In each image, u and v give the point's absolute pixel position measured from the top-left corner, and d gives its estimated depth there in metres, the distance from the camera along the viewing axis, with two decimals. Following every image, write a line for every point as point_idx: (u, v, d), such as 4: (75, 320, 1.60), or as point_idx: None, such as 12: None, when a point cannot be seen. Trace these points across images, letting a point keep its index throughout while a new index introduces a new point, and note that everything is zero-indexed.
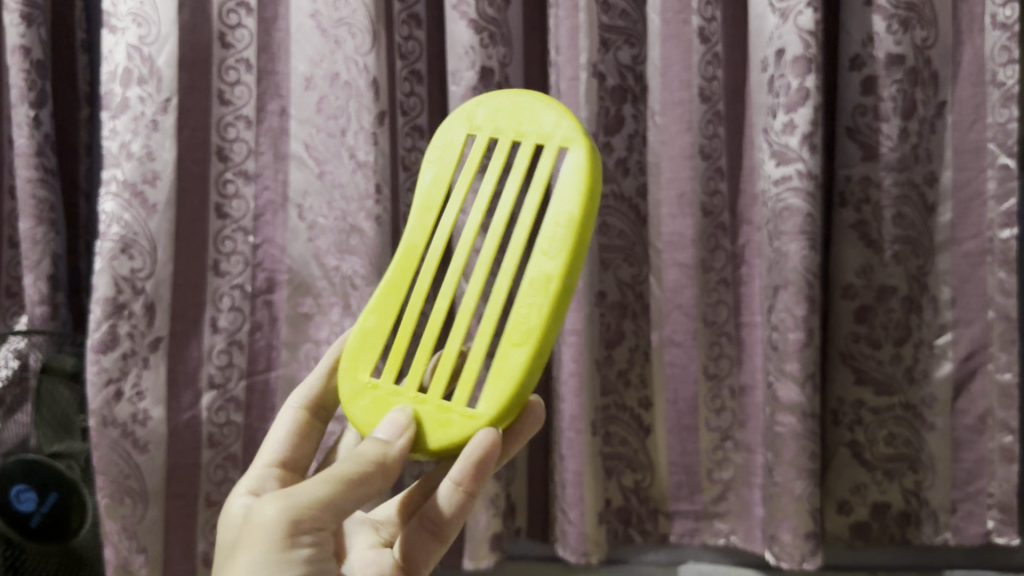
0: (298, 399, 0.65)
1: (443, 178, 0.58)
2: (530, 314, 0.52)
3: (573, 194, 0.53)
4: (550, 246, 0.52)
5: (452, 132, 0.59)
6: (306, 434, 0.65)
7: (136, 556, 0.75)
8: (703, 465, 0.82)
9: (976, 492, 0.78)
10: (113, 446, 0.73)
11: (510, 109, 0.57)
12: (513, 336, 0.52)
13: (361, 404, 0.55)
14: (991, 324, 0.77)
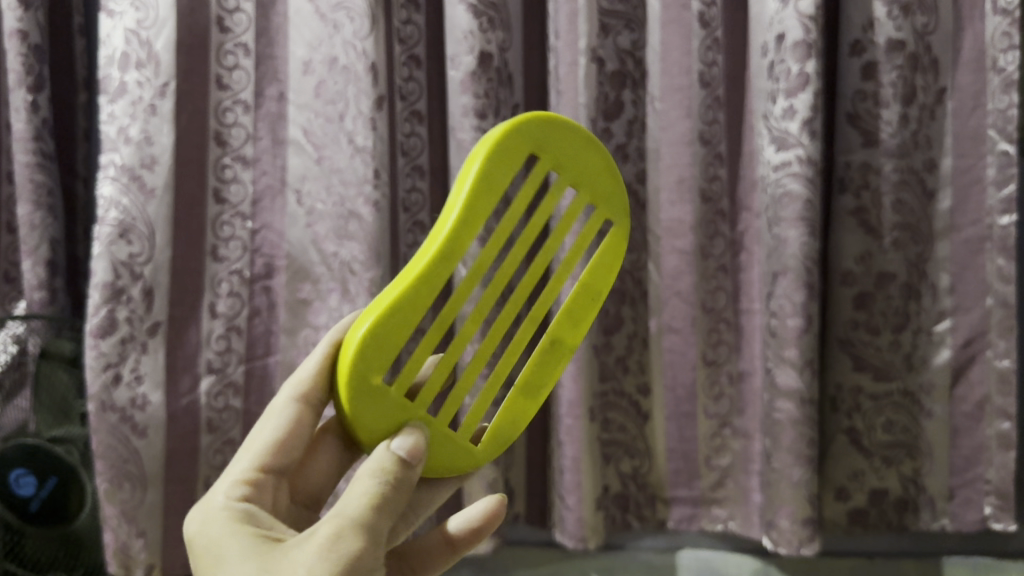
0: (296, 392, 0.55)
1: (503, 178, 0.53)
2: (552, 358, 0.60)
3: (603, 268, 0.61)
4: (579, 314, 0.60)
5: (529, 132, 0.54)
6: (300, 424, 0.56)
7: (135, 541, 0.74)
8: (701, 451, 0.82)
9: (974, 478, 0.78)
10: (112, 431, 0.73)
11: (566, 139, 0.57)
12: (531, 389, 0.60)
13: (372, 412, 0.51)
14: (990, 311, 0.77)
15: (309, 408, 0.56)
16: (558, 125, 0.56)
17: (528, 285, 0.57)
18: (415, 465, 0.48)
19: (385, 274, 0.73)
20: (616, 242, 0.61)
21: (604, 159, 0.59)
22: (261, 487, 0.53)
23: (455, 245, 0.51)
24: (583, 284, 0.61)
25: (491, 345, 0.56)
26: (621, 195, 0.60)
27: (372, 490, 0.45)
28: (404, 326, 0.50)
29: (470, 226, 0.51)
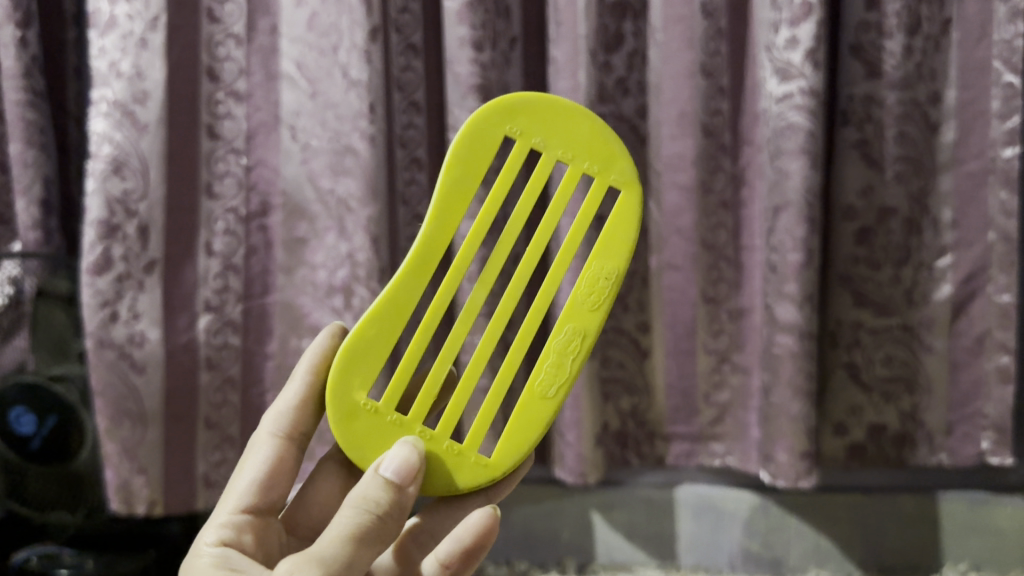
0: (275, 428, 0.60)
1: (474, 171, 0.58)
2: (568, 348, 0.59)
3: (619, 234, 0.60)
4: (593, 300, 0.59)
5: (495, 123, 0.58)
6: (281, 463, 0.60)
7: (136, 478, 0.73)
8: (700, 388, 0.82)
9: (972, 413, 0.78)
10: (110, 369, 0.72)
11: (547, 117, 0.59)
12: (552, 384, 0.59)
13: (363, 428, 0.56)
14: (991, 246, 0.76)
15: (290, 444, 0.60)
16: (537, 103, 0.59)
17: (525, 273, 0.59)
18: (406, 486, 0.50)
19: (381, 213, 0.72)
20: (628, 206, 0.60)
21: (598, 127, 0.59)
22: (243, 528, 0.55)
23: (433, 245, 0.57)
24: (595, 260, 0.60)
25: (489, 345, 0.59)
26: (625, 159, 0.60)
27: (348, 525, 0.47)
28: (391, 330, 0.57)
29: (442, 226, 0.57)
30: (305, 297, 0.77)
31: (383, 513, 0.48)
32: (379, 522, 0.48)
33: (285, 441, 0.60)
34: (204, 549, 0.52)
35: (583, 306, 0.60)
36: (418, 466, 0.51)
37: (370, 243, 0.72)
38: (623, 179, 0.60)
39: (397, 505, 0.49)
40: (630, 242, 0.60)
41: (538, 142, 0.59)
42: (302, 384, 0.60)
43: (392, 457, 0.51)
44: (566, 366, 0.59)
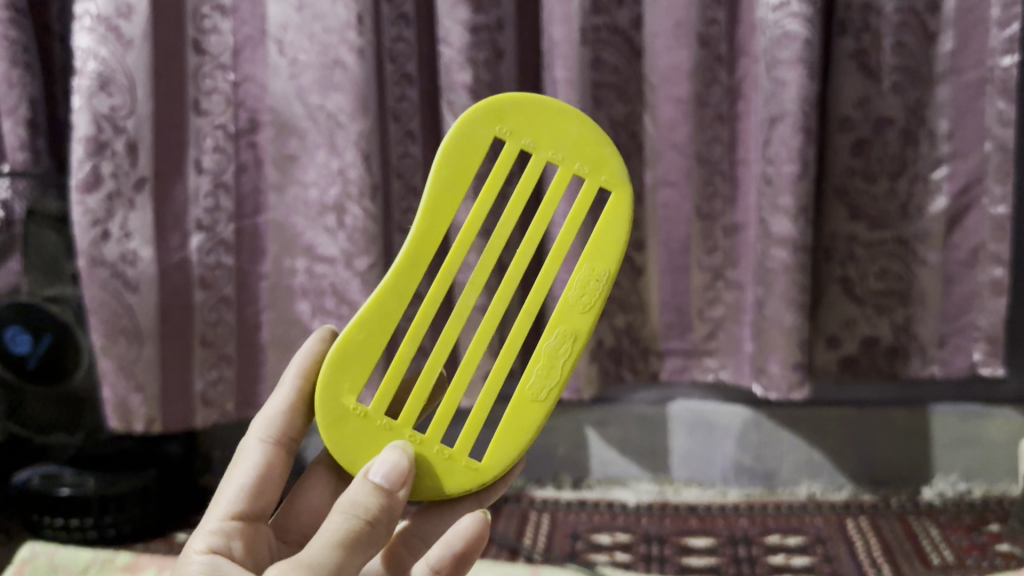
0: (264, 432, 0.52)
1: (463, 173, 0.53)
2: (559, 351, 0.54)
3: (608, 236, 0.54)
4: (584, 301, 0.54)
5: (483, 123, 0.53)
6: (274, 468, 0.52)
7: (133, 395, 0.74)
8: (694, 304, 0.82)
9: (965, 325, 0.79)
10: (104, 287, 0.72)
11: (537, 115, 0.53)
12: (543, 386, 0.53)
13: (355, 429, 0.50)
14: (988, 156, 0.75)
15: (282, 449, 0.53)
16: (526, 105, 0.53)
17: (515, 276, 0.53)
18: (396, 490, 0.46)
19: (371, 127, 0.71)
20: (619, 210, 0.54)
21: (588, 130, 0.54)
22: (232, 535, 0.48)
23: (422, 247, 0.52)
24: (585, 261, 0.54)
25: (476, 355, 0.53)
26: (614, 161, 0.54)
27: (336, 528, 0.43)
28: (377, 340, 0.51)
29: (432, 227, 0.52)
30: (297, 216, 0.77)
31: (374, 517, 0.44)
32: (369, 528, 0.44)
33: (276, 447, 0.52)
34: (189, 560, 0.45)
35: (577, 308, 0.54)
36: (408, 470, 0.47)
37: (360, 159, 0.71)
38: (613, 179, 0.54)
39: (387, 510, 0.45)
40: (621, 242, 0.55)
41: (527, 143, 0.53)
42: (294, 384, 0.52)
43: (381, 460, 0.47)
44: (557, 367, 0.54)
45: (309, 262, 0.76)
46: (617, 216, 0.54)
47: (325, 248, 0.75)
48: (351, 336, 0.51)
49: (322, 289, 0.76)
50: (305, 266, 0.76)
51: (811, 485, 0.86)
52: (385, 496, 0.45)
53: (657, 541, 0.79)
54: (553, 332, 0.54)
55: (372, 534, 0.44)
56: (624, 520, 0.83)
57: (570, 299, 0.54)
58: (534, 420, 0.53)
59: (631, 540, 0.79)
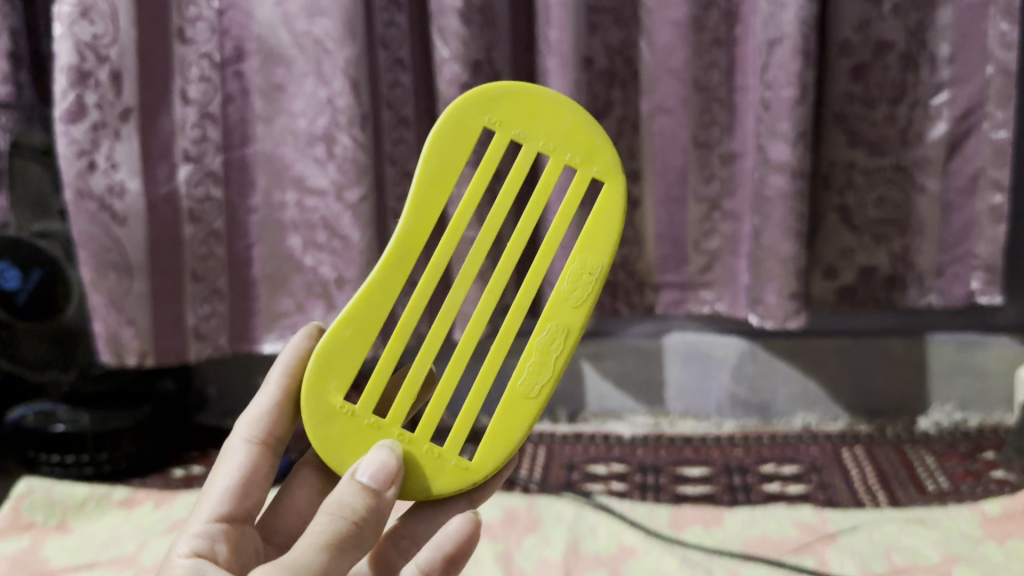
0: (248, 433, 0.49)
1: (450, 167, 0.48)
2: (551, 347, 0.49)
3: (601, 228, 0.49)
4: (576, 295, 0.49)
5: (471, 113, 0.49)
6: (258, 471, 0.49)
7: (125, 329, 0.73)
8: (690, 236, 0.81)
9: (963, 254, 0.78)
10: (92, 220, 0.71)
11: (527, 103, 0.49)
12: (536, 381, 0.49)
13: (340, 430, 0.46)
14: (989, 80, 0.73)
15: (266, 451, 0.50)
16: (516, 94, 0.49)
17: (506, 269, 0.49)
18: (384, 489, 0.43)
19: (360, 53, 0.68)
20: (611, 203, 0.49)
21: (580, 120, 0.49)
22: (218, 538, 0.45)
23: (409, 243, 0.48)
24: (577, 255, 0.49)
25: (464, 356, 0.49)
26: (607, 150, 0.49)
27: (322, 529, 0.39)
28: (360, 345, 0.47)
29: (420, 221, 0.48)
30: (286, 148, 0.75)
31: (364, 517, 0.41)
32: (359, 527, 0.40)
33: (261, 448, 0.49)
34: (174, 563, 0.41)
35: (570, 303, 0.49)
36: (396, 470, 0.43)
37: (349, 87, 0.68)
38: (605, 170, 0.49)
39: (376, 510, 0.42)
40: (615, 234, 0.49)
41: (517, 134, 0.49)
42: (280, 384, 0.49)
43: (367, 460, 0.43)
44: (549, 364, 0.49)
45: (299, 194, 0.75)
46: (611, 209, 0.49)
47: (315, 181, 0.74)
48: (332, 340, 0.47)
49: (314, 222, 0.75)
50: (294, 200, 0.76)
51: (807, 416, 0.87)
52: (372, 497, 0.42)
53: (652, 471, 0.80)
54: (547, 326, 0.49)
55: (360, 536, 0.40)
56: (620, 452, 0.83)
57: (565, 291, 0.49)
58: (526, 417, 0.48)
59: (626, 471, 0.80)
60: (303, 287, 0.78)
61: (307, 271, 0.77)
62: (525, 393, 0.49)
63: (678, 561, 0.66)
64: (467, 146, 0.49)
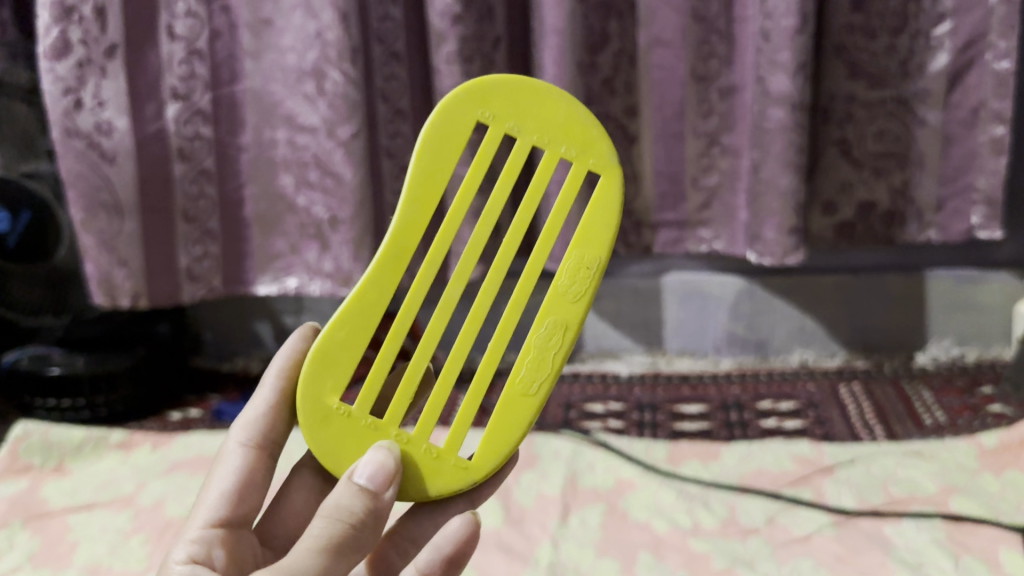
0: (243, 436, 0.46)
1: (444, 165, 0.45)
2: (549, 345, 0.45)
3: (600, 224, 0.46)
4: (576, 288, 0.45)
5: (463, 107, 0.45)
6: (255, 475, 0.45)
7: (117, 270, 0.73)
8: (688, 172, 0.80)
9: (963, 189, 0.77)
10: (80, 159, 0.70)
11: (523, 96, 0.45)
12: (535, 378, 0.45)
13: (336, 431, 0.43)
14: (992, 9, 0.72)
15: (263, 455, 0.46)
16: (511, 86, 0.45)
17: (502, 264, 0.46)
18: (383, 491, 0.39)
19: None
20: (608, 198, 0.46)
21: (577, 114, 0.45)
22: (215, 543, 0.41)
23: (402, 243, 0.44)
24: (574, 249, 0.46)
25: (459, 358, 0.45)
26: (604, 144, 0.46)
27: (317, 534, 0.37)
28: (350, 354, 0.44)
29: (415, 219, 0.44)
30: (276, 85, 0.73)
31: (362, 521, 0.38)
32: (358, 532, 0.38)
33: (257, 451, 0.46)
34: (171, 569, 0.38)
35: (570, 296, 0.46)
36: (396, 469, 0.40)
37: (338, 20, 0.66)
38: (602, 163, 0.46)
39: (375, 514, 0.39)
40: (615, 227, 0.46)
41: (512, 129, 0.45)
42: (274, 385, 0.45)
43: (366, 460, 0.40)
44: (549, 360, 0.46)
45: (290, 132, 0.74)
46: (606, 198, 0.46)
47: (306, 118, 0.72)
48: (321, 348, 0.43)
49: (306, 161, 0.74)
50: (286, 137, 0.74)
51: (804, 353, 0.87)
52: (371, 503, 0.39)
53: (649, 408, 0.80)
54: (544, 318, 0.45)
55: (359, 542, 0.38)
56: (617, 391, 0.84)
57: (563, 282, 0.46)
58: (525, 417, 0.45)
59: (623, 409, 0.80)
60: (296, 228, 0.77)
61: (301, 211, 0.76)
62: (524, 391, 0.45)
63: (676, 495, 0.66)
64: (460, 139, 0.45)
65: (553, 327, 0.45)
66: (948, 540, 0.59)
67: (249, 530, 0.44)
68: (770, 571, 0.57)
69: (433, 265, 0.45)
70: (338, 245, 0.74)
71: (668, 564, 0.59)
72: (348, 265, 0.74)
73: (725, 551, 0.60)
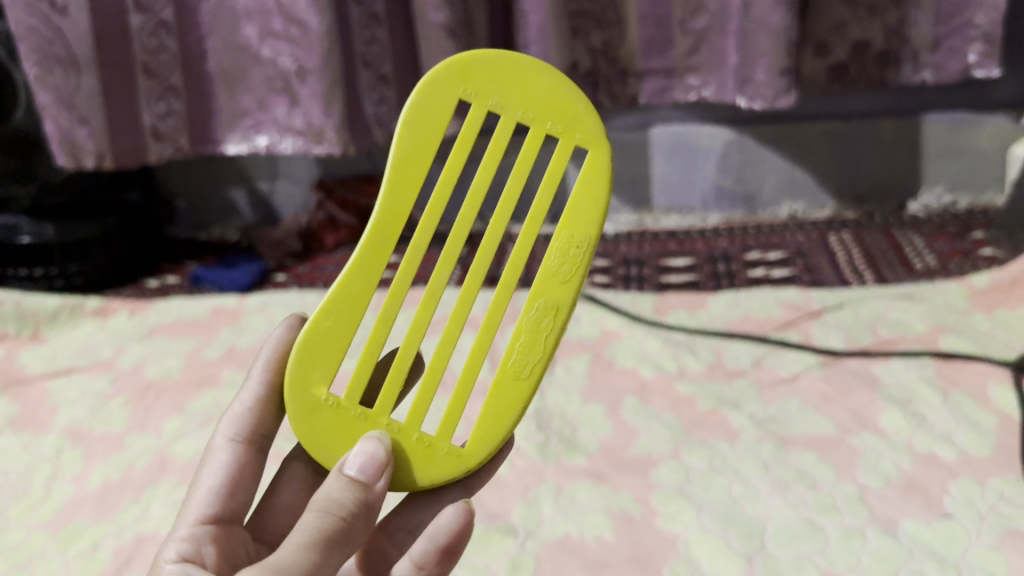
0: (231, 430, 0.41)
1: (427, 146, 0.40)
2: (541, 324, 0.41)
3: (588, 201, 0.41)
4: (567, 266, 0.41)
5: (441, 87, 0.40)
6: (246, 473, 0.41)
7: (78, 129, 0.70)
8: (676, 15, 0.75)
9: (962, 25, 0.74)
10: (30, 10, 0.65)
11: (503, 72, 0.40)
12: (528, 362, 0.41)
13: (324, 422, 0.39)
14: None
15: (253, 450, 0.42)
16: (492, 60, 0.40)
17: (493, 245, 0.41)
18: (375, 482, 0.36)
19: None
20: (596, 176, 0.41)
21: (559, 87, 0.40)
22: (205, 540, 0.37)
23: (388, 228, 0.40)
24: (562, 230, 0.41)
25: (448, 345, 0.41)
26: (591, 119, 0.41)
27: (307, 524, 0.33)
28: (337, 346, 0.40)
29: (399, 202, 0.40)
30: None
31: (354, 511, 0.34)
32: (352, 523, 0.34)
33: (247, 447, 0.42)
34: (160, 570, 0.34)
35: (564, 272, 0.41)
36: (387, 460, 0.37)
37: None
38: (588, 138, 0.41)
39: (367, 507, 0.35)
40: (605, 201, 0.41)
41: (495, 106, 0.40)
42: (260, 377, 0.42)
43: (355, 451, 0.36)
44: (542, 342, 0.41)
45: None
46: (596, 176, 0.41)
47: None
48: (307, 342, 0.39)
49: (269, 10, 0.69)
50: None
51: (793, 205, 0.85)
52: (362, 496, 0.35)
53: (635, 264, 0.78)
54: (537, 297, 0.41)
55: (350, 532, 0.34)
56: (603, 248, 0.82)
57: (554, 259, 0.41)
58: (517, 404, 0.41)
59: (609, 265, 0.79)
60: (263, 83, 0.73)
61: (266, 63, 0.72)
62: (517, 376, 0.41)
63: (662, 343, 0.65)
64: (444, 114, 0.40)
65: (546, 305, 0.41)
66: (937, 377, 0.59)
67: (240, 528, 0.40)
68: (757, 411, 0.57)
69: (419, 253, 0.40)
70: (307, 99, 0.70)
71: (654, 407, 0.58)
72: (319, 121, 0.70)
73: (711, 394, 0.59)
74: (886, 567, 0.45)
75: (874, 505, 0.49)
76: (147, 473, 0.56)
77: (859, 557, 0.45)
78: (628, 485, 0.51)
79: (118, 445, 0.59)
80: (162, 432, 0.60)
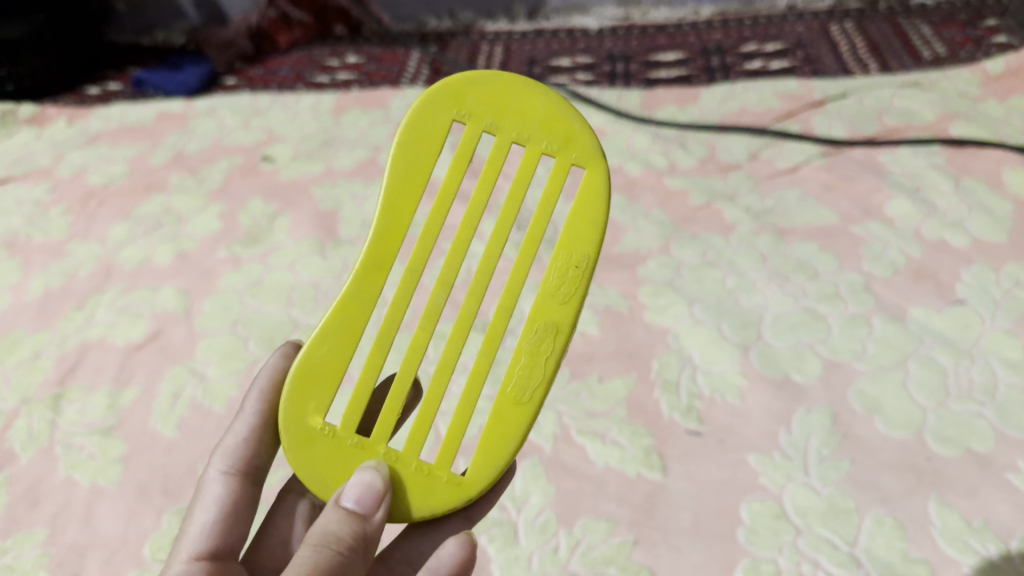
0: (225, 458, 0.32)
1: (419, 170, 0.32)
2: (544, 341, 0.31)
3: (592, 214, 0.32)
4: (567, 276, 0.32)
5: (430, 105, 0.32)
6: (242, 514, 0.32)
7: None
8: None
9: None
10: None
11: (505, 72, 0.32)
12: (526, 385, 0.31)
13: (315, 459, 0.30)
14: None
15: (252, 483, 0.33)
16: (487, 75, 0.32)
17: (490, 260, 0.31)
18: (372, 512, 0.28)
19: None
20: (594, 198, 0.32)
21: (556, 104, 0.32)
22: None
23: (378, 255, 0.31)
24: (558, 247, 0.32)
25: (444, 376, 0.31)
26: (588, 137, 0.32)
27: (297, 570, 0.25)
28: (323, 386, 0.31)
29: (389, 226, 0.31)
30: None
31: (351, 552, 0.27)
32: (351, 567, 0.26)
33: (243, 484, 0.32)
34: None
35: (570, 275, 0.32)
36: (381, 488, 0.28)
37: None
38: (586, 155, 0.32)
39: (366, 543, 0.27)
40: (604, 213, 0.32)
41: (490, 127, 0.32)
42: (255, 407, 0.32)
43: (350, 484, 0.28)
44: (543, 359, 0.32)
45: None
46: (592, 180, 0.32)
47: None
48: (289, 383, 0.30)
49: None
50: None
51: None
52: (357, 532, 0.27)
53: (622, 59, 0.72)
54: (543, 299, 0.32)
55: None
56: (586, 45, 0.75)
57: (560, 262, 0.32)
58: (517, 438, 0.31)
59: (593, 62, 0.72)
60: None
61: None
62: (516, 406, 0.31)
63: (650, 139, 0.58)
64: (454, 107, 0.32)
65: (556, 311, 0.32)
66: (948, 165, 0.54)
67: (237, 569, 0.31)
68: (753, 203, 0.52)
69: (414, 275, 0.31)
70: None
71: (642, 205, 0.52)
72: None
73: (704, 187, 0.53)
74: (895, 354, 0.41)
75: (880, 293, 0.45)
76: (92, 281, 0.51)
77: (865, 345, 0.42)
78: (615, 281, 0.47)
79: (59, 253, 0.54)
80: (107, 239, 0.54)
